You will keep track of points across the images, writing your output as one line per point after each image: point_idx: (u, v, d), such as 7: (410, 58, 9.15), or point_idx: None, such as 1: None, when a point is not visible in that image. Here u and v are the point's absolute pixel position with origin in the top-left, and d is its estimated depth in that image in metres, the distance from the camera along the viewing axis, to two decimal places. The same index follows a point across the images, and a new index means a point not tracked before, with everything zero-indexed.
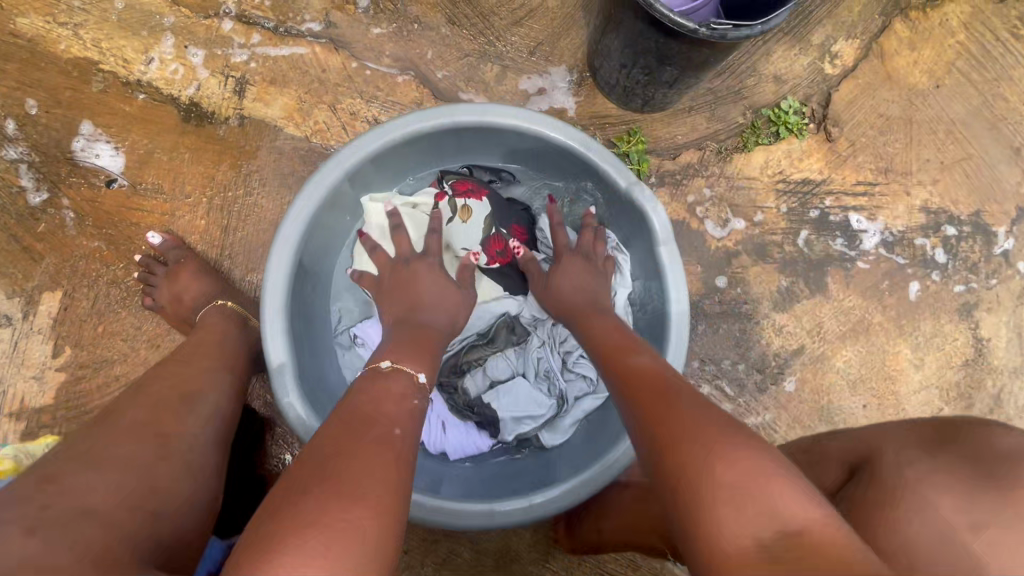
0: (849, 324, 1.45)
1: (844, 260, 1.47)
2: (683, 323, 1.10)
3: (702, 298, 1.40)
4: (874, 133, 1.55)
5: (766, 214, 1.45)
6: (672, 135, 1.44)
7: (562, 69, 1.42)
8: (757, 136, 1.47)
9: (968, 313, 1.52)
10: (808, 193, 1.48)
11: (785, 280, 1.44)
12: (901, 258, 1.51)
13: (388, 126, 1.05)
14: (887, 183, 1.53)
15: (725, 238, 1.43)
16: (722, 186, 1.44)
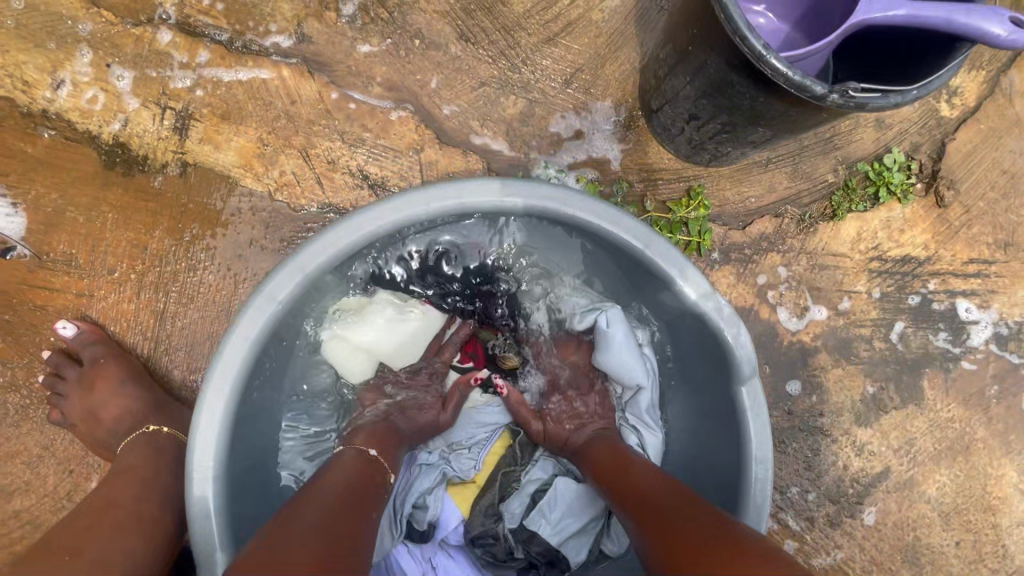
0: (947, 441, 1.16)
1: (946, 359, 1.18)
2: (766, 492, 0.79)
3: (769, 409, 1.11)
4: (994, 196, 1.22)
5: (853, 300, 1.15)
6: (743, 196, 1.12)
7: (607, 107, 1.09)
8: (851, 200, 1.15)
9: None
10: (908, 274, 1.17)
11: (872, 386, 1.14)
12: (1017, 357, 1.20)
13: (353, 222, 0.76)
14: (1004, 262, 1.22)
15: (801, 331, 1.13)
16: (801, 264, 1.13)
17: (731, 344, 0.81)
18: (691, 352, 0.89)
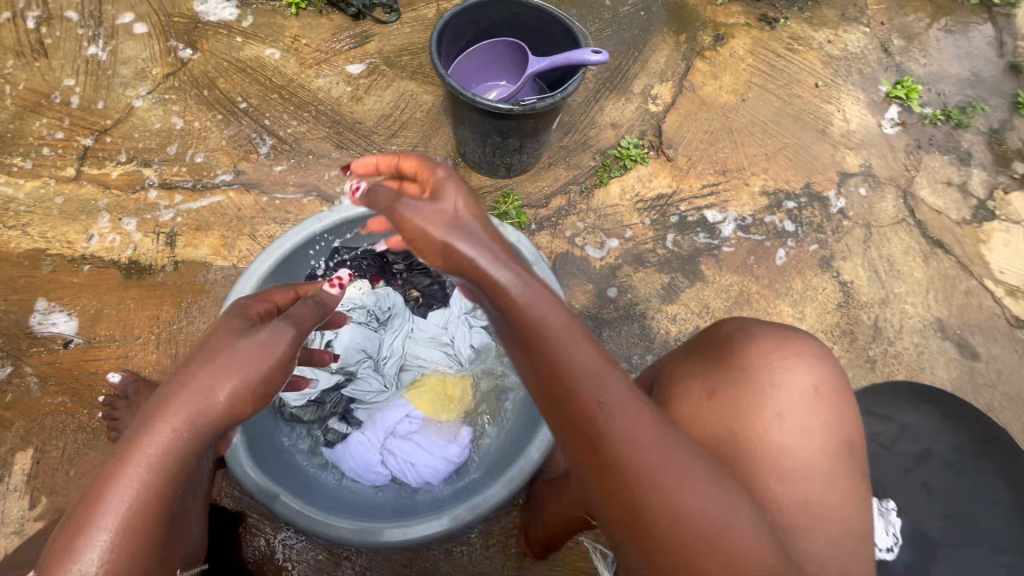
0: (731, 299, 1.69)
1: (710, 249, 1.74)
2: None
3: (600, 310, 1.62)
4: (704, 146, 1.89)
5: (634, 229, 1.73)
6: (541, 188, 1.75)
7: (438, 161, 1.74)
8: (609, 172, 1.79)
9: (827, 265, 1.79)
10: (665, 204, 1.78)
11: (667, 277, 1.68)
12: (758, 236, 1.78)
13: (285, 237, 1.31)
14: (727, 181, 1.85)
15: (604, 256, 1.69)
16: (591, 217, 1.73)
17: (516, 246, 1.27)
18: None
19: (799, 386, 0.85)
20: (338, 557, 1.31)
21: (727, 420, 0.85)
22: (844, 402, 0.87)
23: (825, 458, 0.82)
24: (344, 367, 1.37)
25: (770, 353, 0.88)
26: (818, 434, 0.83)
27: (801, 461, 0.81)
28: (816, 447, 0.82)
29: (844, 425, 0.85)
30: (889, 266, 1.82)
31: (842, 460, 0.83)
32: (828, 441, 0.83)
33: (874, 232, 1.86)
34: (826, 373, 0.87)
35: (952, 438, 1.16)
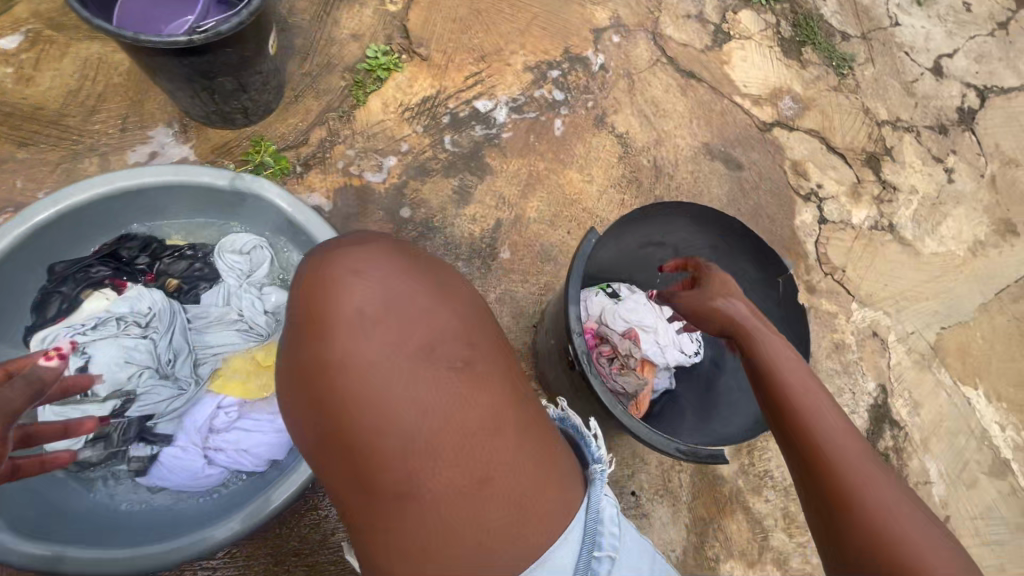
0: (522, 182, 1.71)
1: (490, 140, 1.72)
2: None
3: (397, 233, 1.56)
4: (456, 36, 1.80)
5: (408, 142, 1.65)
6: (294, 126, 1.59)
7: (161, 128, 1.49)
8: (364, 88, 1.66)
9: (602, 122, 1.86)
10: (432, 107, 1.70)
11: (455, 180, 1.65)
12: (532, 113, 1.79)
13: None
14: (488, 66, 1.80)
15: (386, 178, 1.60)
16: (359, 141, 1.62)
17: (264, 192, 1.23)
18: (277, 226, 1.32)
19: (368, 294, 0.71)
20: None
21: (314, 371, 0.68)
22: (429, 275, 0.76)
23: (429, 345, 0.70)
24: (116, 389, 1.15)
25: (326, 279, 0.72)
26: (412, 325, 0.70)
27: (403, 366, 0.68)
28: (413, 342, 0.69)
29: (442, 295, 0.74)
30: (655, 108, 1.93)
31: (452, 332, 0.71)
32: (427, 321, 0.71)
33: (636, 79, 1.94)
34: (396, 262, 0.75)
35: (708, 241, 1.30)
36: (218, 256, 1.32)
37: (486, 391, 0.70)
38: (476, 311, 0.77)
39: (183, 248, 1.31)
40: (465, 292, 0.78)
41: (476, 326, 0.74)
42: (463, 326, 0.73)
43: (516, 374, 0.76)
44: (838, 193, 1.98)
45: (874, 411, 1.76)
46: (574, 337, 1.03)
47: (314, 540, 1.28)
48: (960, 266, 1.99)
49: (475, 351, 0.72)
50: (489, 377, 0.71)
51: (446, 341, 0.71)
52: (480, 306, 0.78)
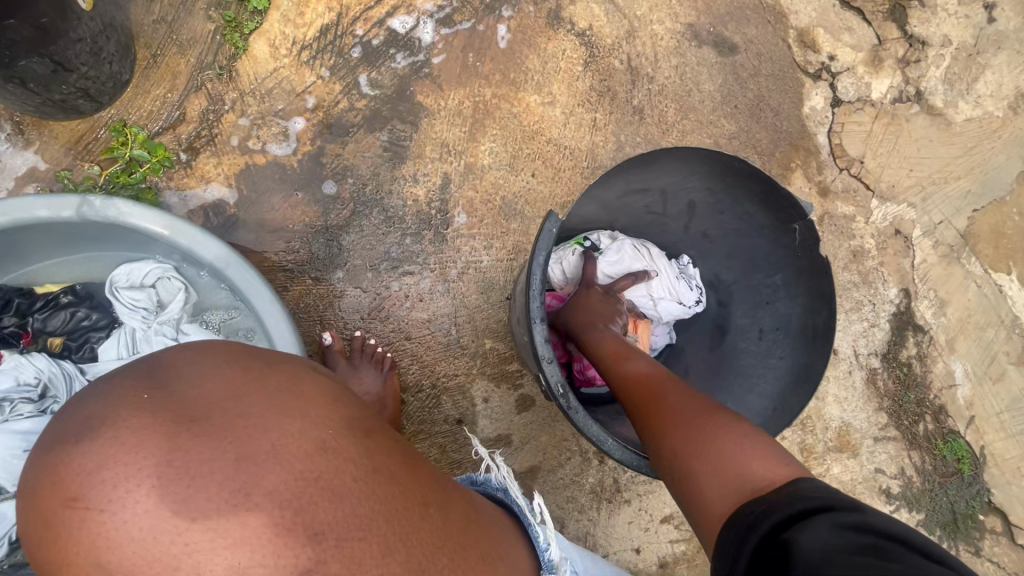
0: (468, 120, 1.38)
1: (417, 70, 1.35)
2: (249, 273, 1.00)
3: (324, 216, 1.28)
4: None
5: (313, 94, 1.30)
6: (163, 98, 1.23)
7: None
8: (241, 28, 1.27)
9: (557, 19, 1.46)
10: (336, 38, 1.32)
11: (383, 134, 1.32)
12: (466, 23, 1.39)
13: None
14: None
15: (296, 148, 1.28)
16: (251, 104, 1.27)
17: (128, 217, 0.96)
18: (168, 249, 1.06)
19: (122, 493, 0.44)
20: None
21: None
22: (224, 440, 0.46)
23: (247, 536, 0.44)
24: None
25: (54, 511, 0.45)
26: (204, 557, 0.43)
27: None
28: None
29: (242, 477, 0.45)
30: None
31: (271, 544, 0.44)
32: (224, 543, 0.43)
33: None
34: (157, 447, 0.45)
35: (703, 183, 1.02)
36: (111, 296, 1.07)
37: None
38: (313, 470, 0.48)
39: (56, 296, 1.05)
40: (286, 443, 0.48)
41: (314, 503, 0.47)
42: (284, 522, 0.45)
43: (397, 530, 0.51)
44: (855, 63, 1.62)
45: (896, 320, 1.58)
46: (544, 364, 0.82)
47: None
48: (999, 131, 1.68)
49: (322, 549, 0.46)
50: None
51: (263, 564, 0.44)
52: (320, 445, 0.50)
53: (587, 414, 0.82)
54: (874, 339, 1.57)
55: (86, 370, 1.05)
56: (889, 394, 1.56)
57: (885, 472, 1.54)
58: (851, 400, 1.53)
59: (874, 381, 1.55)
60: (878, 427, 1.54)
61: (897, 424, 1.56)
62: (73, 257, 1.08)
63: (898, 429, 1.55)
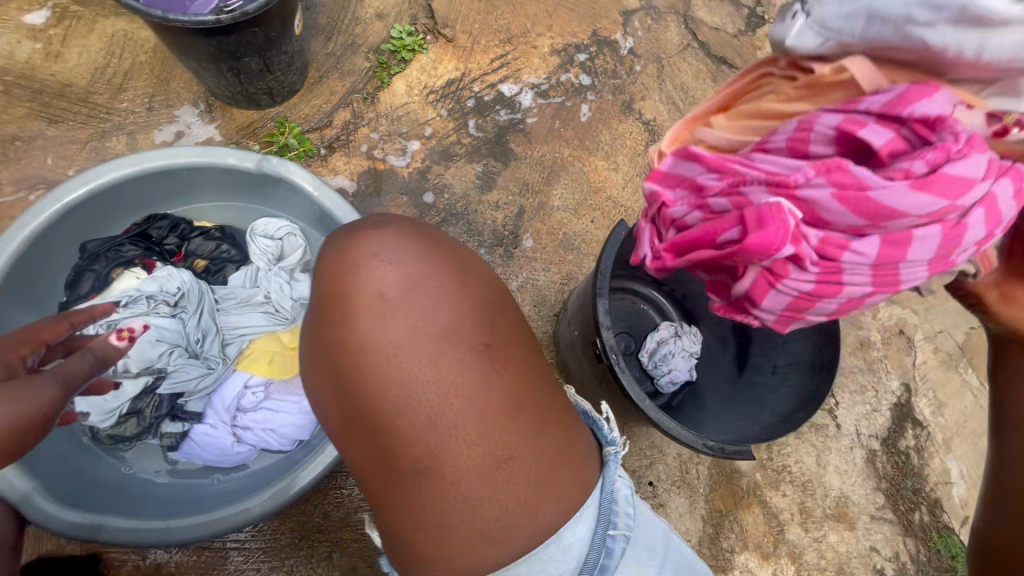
0: (547, 168, 1.68)
1: (514, 124, 1.69)
2: None
3: (420, 219, 1.55)
4: (482, 16, 1.76)
5: (431, 126, 1.63)
6: (318, 107, 1.57)
7: (187, 107, 1.49)
8: (388, 69, 1.64)
9: (629, 109, 1.82)
10: (457, 90, 1.68)
11: (479, 166, 1.63)
12: (558, 98, 1.76)
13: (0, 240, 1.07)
14: (514, 49, 1.76)
15: (409, 162, 1.59)
16: (383, 124, 1.60)
17: (291, 176, 1.23)
18: (305, 211, 1.32)
19: (389, 264, 0.64)
20: (224, 549, 1.25)
21: (325, 362, 0.63)
22: (450, 259, 0.68)
23: (456, 311, 0.63)
24: (148, 367, 1.15)
25: (340, 265, 0.65)
26: (431, 311, 0.62)
27: (418, 356, 0.60)
28: (430, 334, 0.61)
29: (460, 279, 0.66)
30: (684, 95, 1.89)
31: (470, 320, 0.63)
32: (444, 309, 0.63)
33: (665, 64, 1.90)
34: (413, 247, 0.66)
35: None
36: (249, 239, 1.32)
37: (506, 379, 0.63)
38: (493, 296, 0.68)
39: (210, 229, 1.32)
40: (483, 277, 0.69)
41: (494, 313, 0.66)
42: (478, 314, 0.64)
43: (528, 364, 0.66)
44: None
45: (897, 410, 1.73)
46: (602, 329, 1.02)
47: (336, 518, 1.30)
48: None
49: (493, 338, 0.64)
50: (509, 366, 0.63)
51: (464, 329, 0.62)
52: (497, 287, 0.70)
53: (631, 377, 1.01)
54: (875, 423, 1.70)
55: (214, 290, 1.28)
56: (887, 476, 1.66)
57: (880, 552, 1.60)
58: (850, 474, 1.63)
59: (873, 461, 1.66)
60: (875, 506, 1.63)
61: (894, 508, 1.64)
62: (229, 205, 1.36)
63: (894, 513, 1.63)
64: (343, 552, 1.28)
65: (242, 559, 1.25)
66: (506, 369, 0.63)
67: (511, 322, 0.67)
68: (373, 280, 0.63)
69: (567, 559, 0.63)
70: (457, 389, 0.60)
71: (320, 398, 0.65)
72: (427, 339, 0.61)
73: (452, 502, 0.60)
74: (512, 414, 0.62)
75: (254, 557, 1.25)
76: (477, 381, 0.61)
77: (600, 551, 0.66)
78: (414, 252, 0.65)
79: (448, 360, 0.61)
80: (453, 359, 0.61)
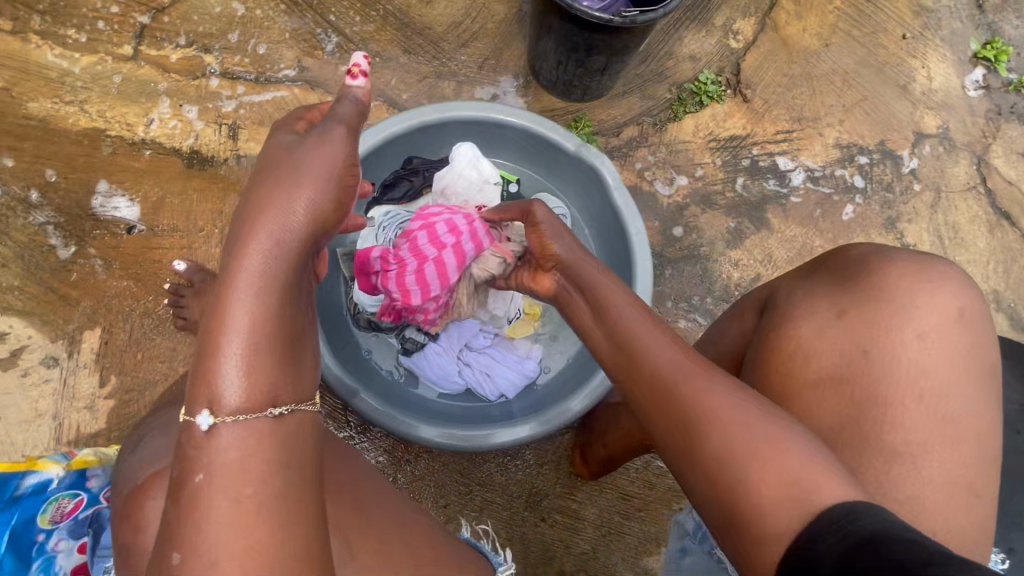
0: (795, 249, 1.67)
1: (778, 197, 1.70)
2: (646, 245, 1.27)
3: (664, 247, 1.61)
4: (783, 89, 1.79)
5: (704, 169, 1.68)
6: (613, 116, 1.68)
7: (509, 77, 1.67)
8: (684, 107, 1.72)
9: (891, 226, 1.77)
10: (736, 146, 1.72)
11: (733, 221, 1.65)
12: (827, 189, 1.75)
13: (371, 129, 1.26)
14: (801, 129, 1.78)
15: (672, 194, 1.65)
16: (662, 151, 1.67)
17: (601, 169, 1.32)
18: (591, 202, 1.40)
19: (820, 312, 0.90)
20: (399, 460, 1.34)
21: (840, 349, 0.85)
22: (884, 310, 0.85)
23: (873, 358, 0.83)
24: None
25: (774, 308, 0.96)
26: (848, 353, 0.85)
27: (829, 386, 0.85)
28: (844, 371, 0.84)
29: (893, 329, 0.83)
30: (953, 233, 1.80)
31: (888, 370, 0.82)
32: (864, 354, 0.84)
33: (942, 197, 1.82)
34: (841, 302, 0.89)
35: None
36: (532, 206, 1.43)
37: (909, 420, 0.79)
38: (923, 347, 0.82)
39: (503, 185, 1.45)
40: (917, 328, 0.83)
41: (915, 366, 0.81)
42: (895, 363, 0.82)
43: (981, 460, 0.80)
44: None
45: None
46: None
47: (497, 482, 1.34)
48: None
49: (909, 385, 0.80)
50: (913, 412, 0.79)
51: (878, 375, 0.82)
52: (927, 337, 0.82)
53: None
54: None
55: None
56: None
57: None
58: None
59: None
60: None
61: None
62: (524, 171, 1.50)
63: None
64: (490, 515, 1.33)
65: (409, 477, 1.33)
66: (913, 413, 0.79)
67: (937, 374, 0.81)
68: (804, 322, 0.90)
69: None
70: (861, 418, 0.81)
71: (811, 361, 0.87)
72: (840, 374, 0.84)
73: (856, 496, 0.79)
74: (911, 452, 0.78)
75: (419, 481, 1.33)
76: (873, 416, 0.81)
77: None
78: (847, 307, 0.88)
79: (857, 395, 0.82)
80: (860, 395, 0.82)
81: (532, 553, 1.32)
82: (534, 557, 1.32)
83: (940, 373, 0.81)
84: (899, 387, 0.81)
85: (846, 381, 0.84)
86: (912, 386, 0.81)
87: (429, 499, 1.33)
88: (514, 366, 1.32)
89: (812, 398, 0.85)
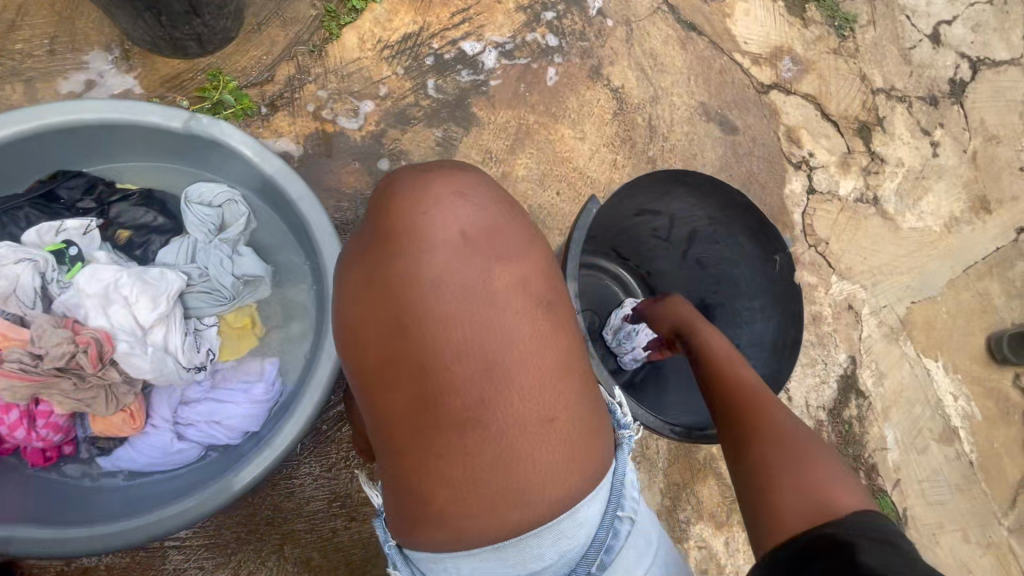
0: (512, 135, 1.60)
1: (477, 87, 1.58)
2: (317, 208, 1.11)
3: (375, 188, 1.44)
4: None
5: (386, 85, 1.49)
6: (256, 59, 1.40)
7: (99, 52, 1.29)
8: (337, 20, 1.47)
9: (596, 74, 1.73)
10: (413, 46, 1.53)
11: (438, 131, 1.52)
12: (524, 59, 1.65)
13: None
14: (477, 3, 1.62)
15: (362, 125, 1.46)
16: (332, 81, 1.45)
17: (225, 138, 1.08)
18: (247, 177, 1.18)
19: (356, 271, 0.68)
20: (160, 548, 1.19)
21: (380, 326, 0.63)
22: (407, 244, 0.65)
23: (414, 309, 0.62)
24: None
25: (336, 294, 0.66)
26: (386, 311, 0.63)
27: (388, 358, 0.63)
28: (392, 339, 0.63)
29: (424, 261, 0.63)
30: (653, 61, 1.81)
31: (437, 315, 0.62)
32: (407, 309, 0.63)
33: (634, 28, 1.80)
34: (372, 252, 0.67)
35: (706, 213, 1.24)
36: (184, 205, 1.16)
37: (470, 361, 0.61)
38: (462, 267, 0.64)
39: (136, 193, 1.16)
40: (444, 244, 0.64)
41: (459, 293, 0.62)
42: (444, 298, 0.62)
43: (575, 352, 0.67)
44: (828, 162, 1.95)
45: (843, 381, 1.81)
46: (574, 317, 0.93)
47: (289, 508, 1.24)
48: (935, 242, 2.01)
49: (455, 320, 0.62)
50: (477, 347, 0.61)
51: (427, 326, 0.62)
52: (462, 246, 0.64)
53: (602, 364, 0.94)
54: (823, 395, 1.79)
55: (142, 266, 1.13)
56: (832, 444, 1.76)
57: None
58: None
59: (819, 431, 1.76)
60: None
61: None
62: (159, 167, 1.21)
63: None
64: (295, 545, 1.24)
65: (183, 557, 1.20)
66: (474, 350, 0.61)
67: (486, 292, 0.63)
68: (349, 298, 0.67)
69: (576, 537, 0.63)
70: (424, 387, 0.61)
71: (362, 343, 0.65)
72: (390, 342, 0.63)
73: (467, 478, 0.61)
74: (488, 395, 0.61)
75: (197, 555, 1.20)
76: (435, 378, 0.61)
77: (607, 531, 0.65)
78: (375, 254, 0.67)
79: (418, 363, 0.62)
80: (421, 360, 0.62)
81: (352, 555, 1.27)
82: (355, 557, 1.27)
83: (489, 294, 0.63)
84: (450, 329, 0.61)
85: (396, 349, 0.63)
86: (463, 318, 0.62)
87: (217, 568, 1.21)
88: (236, 399, 1.13)
89: (384, 382, 0.64)
